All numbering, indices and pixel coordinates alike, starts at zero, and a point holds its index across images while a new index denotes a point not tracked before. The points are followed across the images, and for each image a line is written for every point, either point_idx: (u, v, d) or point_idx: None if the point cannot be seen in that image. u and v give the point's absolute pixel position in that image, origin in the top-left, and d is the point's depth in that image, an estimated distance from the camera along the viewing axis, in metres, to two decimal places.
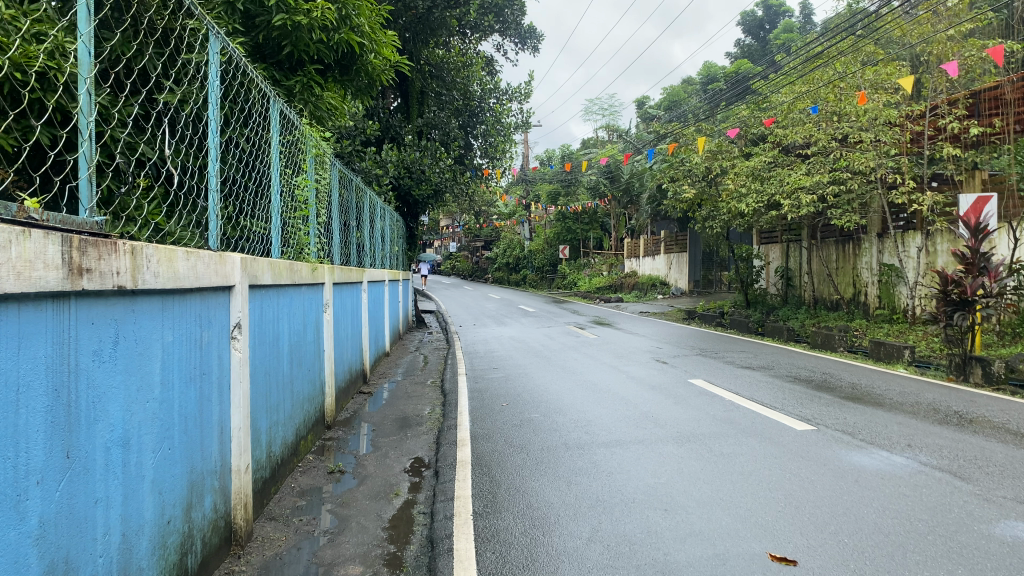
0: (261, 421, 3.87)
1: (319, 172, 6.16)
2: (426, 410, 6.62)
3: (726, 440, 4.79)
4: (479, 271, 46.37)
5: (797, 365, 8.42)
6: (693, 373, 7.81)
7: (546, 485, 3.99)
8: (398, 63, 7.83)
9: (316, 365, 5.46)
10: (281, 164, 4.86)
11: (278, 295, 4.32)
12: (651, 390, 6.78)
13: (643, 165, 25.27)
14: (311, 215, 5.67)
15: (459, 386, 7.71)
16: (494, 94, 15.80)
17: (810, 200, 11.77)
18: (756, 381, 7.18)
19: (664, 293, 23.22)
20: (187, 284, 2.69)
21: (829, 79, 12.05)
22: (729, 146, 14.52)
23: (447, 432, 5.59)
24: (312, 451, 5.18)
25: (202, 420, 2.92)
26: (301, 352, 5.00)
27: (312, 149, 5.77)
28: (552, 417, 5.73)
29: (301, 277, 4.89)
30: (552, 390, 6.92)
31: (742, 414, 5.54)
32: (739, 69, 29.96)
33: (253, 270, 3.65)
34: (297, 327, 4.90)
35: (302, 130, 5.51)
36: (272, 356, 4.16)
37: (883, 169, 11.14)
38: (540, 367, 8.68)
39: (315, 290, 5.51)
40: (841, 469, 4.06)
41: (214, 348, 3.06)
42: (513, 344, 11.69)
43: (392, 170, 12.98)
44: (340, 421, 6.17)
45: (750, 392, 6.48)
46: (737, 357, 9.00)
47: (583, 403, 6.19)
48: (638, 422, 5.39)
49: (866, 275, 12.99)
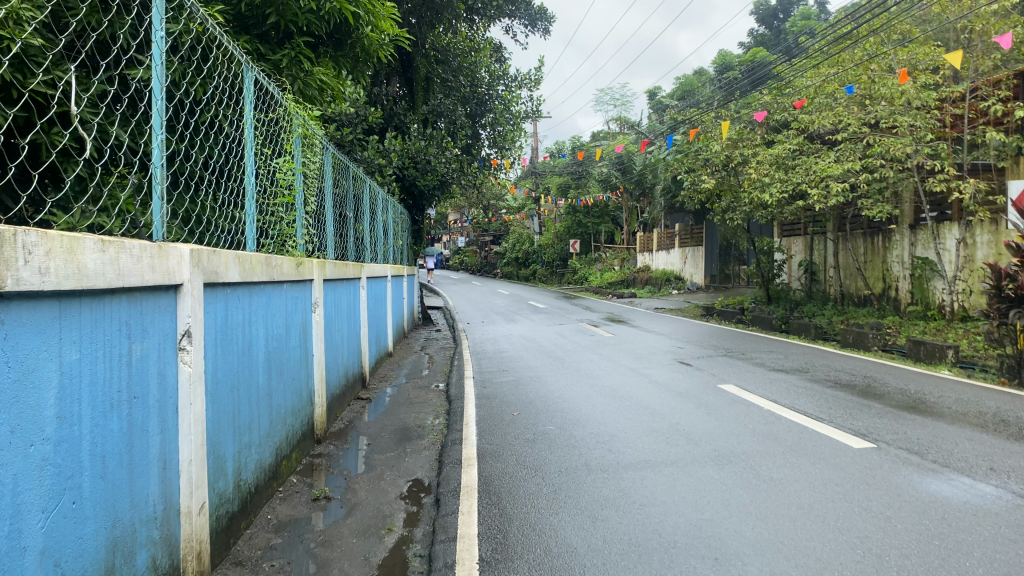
0: (225, 446, 3.23)
1: (308, 155, 5.50)
2: (429, 420, 5.96)
3: (774, 463, 4.12)
4: (488, 266, 45.69)
5: (833, 367, 7.74)
6: (722, 377, 7.14)
7: (566, 522, 3.35)
8: (399, 39, 7.18)
9: (303, 372, 4.84)
10: (257, 141, 4.22)
11: (250, 294, 3.68)
12: (678, 397, 6.11)
13: (656, 157, 24.55)
14: (297, 204, 5.03)
15: (466, 391, 7.07)
16: (503, 81, 15.11)
17: (840, 189, 11.09)
18: (793, 387, 6.51)
19: (679, 288, 22.49)
20: (103, 283, 2.08)
21: (859, 60, 11.32)
22: (750, 134, 13.82)
23: (451, 447, 4.94)
24: (297, 472, 4.54)
25: (135, 456, 2.30)
26: (282, 359, 4.35)
27: (299, 129, 5.11)
28: (570, 431, 5.07)
29: (283, 272, 4.27)
30: (567, 397, 6.26)
31: (786, 428, 4.87)
32: (754, 57, 29.06)
33: (212, 264, 3.02)
34: (278, 331, 4.27)
35: (287, 107, 4.86)
36: (242, 366, 3.54)
37: (919, 156, 10.38)
38: (554, 370, 8.02)
39: (301, 287, 4.85)
40: (921, 503, 3.39)
41: (151, 363, 2.43)
42: (524, 343, 11.04)
43: (396, 159, 12.28)
44: (332, 433, 5.52)
45: (789, 401, 5.81)
46: (767, 359, 8.31)
47: (604, 413, 5.54)
48: (668, 438, 4.72)
49: (897, 269, 12.26)
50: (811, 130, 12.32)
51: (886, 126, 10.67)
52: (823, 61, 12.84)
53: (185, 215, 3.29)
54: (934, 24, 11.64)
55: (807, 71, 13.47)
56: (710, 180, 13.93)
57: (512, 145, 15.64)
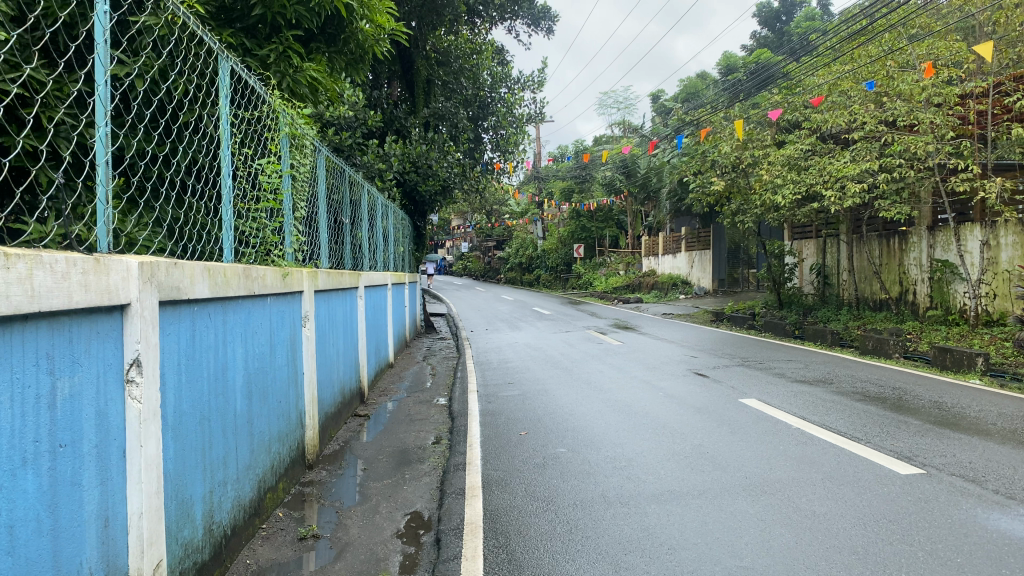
0: (192, 488, 2.81)
1: (298, 156, 5.07)
2: (431, 441, 5.53)
3: (815, 496, 3.69)
4: (490, 271, 45.45)
5: (857, 377, 7.31)
6: (743, 390, 6.71)
7: (585, 571, 2.93)
8: (396, 34, 6.76)
9: (291, 392, 4.42)
10: (235, 138, 3.80)
11: (224, 310, 3.27)
12: (697, 414, 5.68)
13: (661, 160, 24.16)
14: (284, 209, 4.61)
15: (469, 407, 6.64)
16: (505, 83, 14.68)
17: (857, 190, 10.66)
18: (819, 400, 6.08)
19: (686, 293, 22.08)
20: (9, 309, 1.69)
21: (877, 55, 10.87)
22: (761, 134, 13.42)
23: (454, 473, 4.52)
24: (284, 504, 4.11)
25: (58, 517, 1.91)
26: (266, 379, 3.93)
27: (286, 127, 4.69)
28: (584, 454, 4.64)
29: (265, 284, 3.84)
30: (578, 414, 5.84)
31: (821, 451, 4.43)
32: (760, 58, 28.61)
33: (171, 279, 2.62)
34: (261, 350, 3.86)
35: (273, 103, 4.44)
36: (216, 391, 3.14)
37: (941, 155, 9.93)
38: (562, 382, 7.59)
39: (289, 300, 4.42)
40: (993, 546, 2.97)
41: (84, 403, 2.05)
42: (530, 352, 10.63)
43: (396, 164, 11.86)
44: (324, 457, 5.08)
45: (819, 417, 5.38)
46: (787, 369, 7.88)
47: (618, 434, 5.11)
48: (693, 464, 4.29)
49: (915, 272, 11.83)
50: (825, 129, 11.91)
51: (904, 124, 10.24)
52: (836, 58, 12.41)
53: (141, 221, 2.86)
54: (952, 19, 11.21)
55: (820, 68, 13.03)
56: (720, 182, 13.51)
57: (516, 149, 15.26)
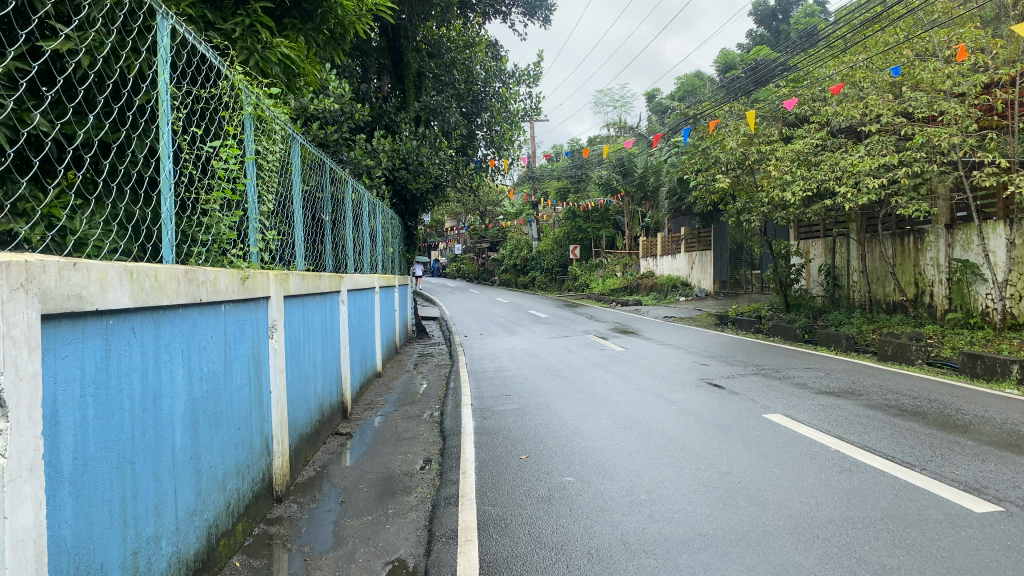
0: (103, 555, 2.17)
1: (266, 141, 4.40)
2: (419, 465, 4.89)
3: (878, 542, 3.07)
4: (485, 272, 44.75)
5: (886, 388, 6.68)
6: (765, 404, 6.07)
7: None
8: (380, 10, 6.12)
9: (253, 414, 3.78)
10: (176, 112, 3.14)
11: (157, 322, 2.63)
12: (719, 433, 5.05)
13: (659, 159, 23.58)
14: (246, 202, 3.94)
15: (463, 424, 6.00)
16: (500, 76, 14.02)
17: (873, 186, 10.09)
18: (851, 416, 5.48)
19: (686, 295, 21.52)
20: None
21: (896, 43, 10.31)
22: (767, 129, 12.85)
23: (445, 509, 3.89)
24: (243, 550, 3.47)
25: None
26: (218, 402, 3.28)
27: (250, 106, 4.02)
28: (595, 486, 4.01)
29: (216, 290, 3.19)
30: (586, 433, 5.20)
31: (872, 483, 3.81)
32: (759, 54, 28.11)
33: (69, 286, 1.99)
34: (212, 367, 3.22)
35: (232, 78, 3.77)
36: (145, 425, 2.49)
37: (965, 148, 9.38)
38: (564, 394, 6.95)
39: (250, 308, 3.76)
40: None
41: None
42: (528, 359, 10.01)
43: (385, 159, 11.22)
44: (295, 488, 4.42)
45: (859, 438, 4.76)
46: (808, 378, 7.27)
47: (632, 459, 4.48)
48: (725, 501, 3.66)
49: (932, 272, 11.27)
50: (833, 123, 11.37)
51: (924, 116, 9.64)
52: (846, 49, 11.84)
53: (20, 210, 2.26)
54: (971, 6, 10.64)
55: (830, 60, 12.45)
56: (725, 180, 12.90)
57: (511, 145, 14.61)
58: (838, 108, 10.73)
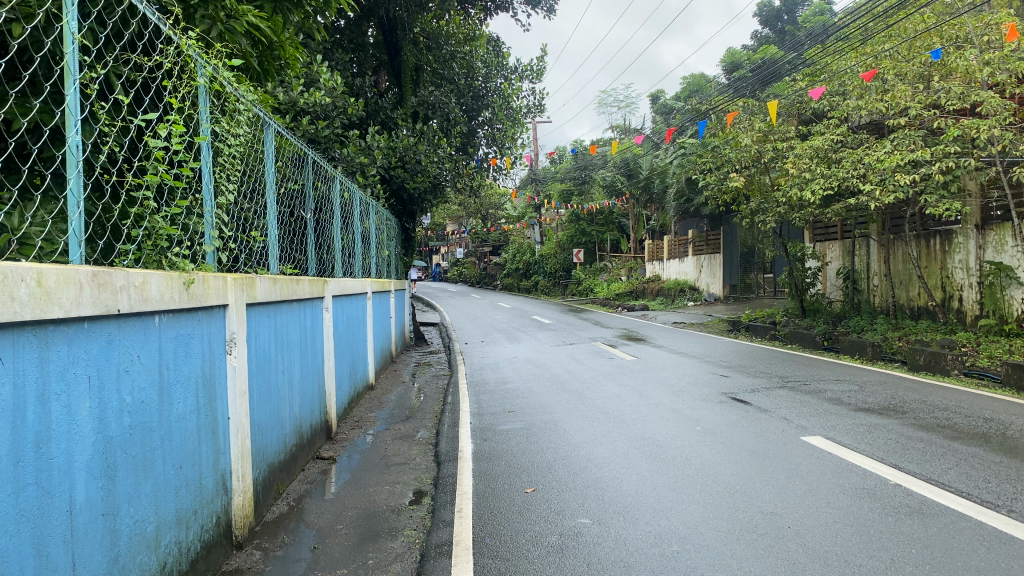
0: None
1: (227, 120, 3.72)
2: (408, 499, 4.22)
3: None
4: (487, 277, 43.97)
5: (932, 405, 6.01)
6: (800, 423, 5.41)
7: None
8: None
9: (204, 447, 3.11)
10: (88, 70, 2.44)
11: (44, 345, 1.95)
12: (754, 461, 4.37)
13: (664, 162, 22.95)
14: (195, 191, 3.27)
15: (460, 447, 5.33)
16: (502, 72, 13.37)
17: (902, 183, 9.41)
18: (903, 439, 4.81)
19: (695, 299, 20.85)
20: None
21: (923, 29, 9.76)
22: (783, 126, 12.17)
23: (437, 561, 3.22)
24: None
25: None
26: (151, 436, 2.60)
27: (205, 76, 3.33)
28: (618, 533, 3.33)
29: (144, 297, 2.52)
30: (600, 461, 4.53)
31: (955, 532, 3.14)
32: (765, 53, 27.48)
33: None
34: (143, 395, 2.56)
35: (179, 42, 3.08)
36: (18, 483, 1.85)
37: (1002, 142, 8.79)
38: (572, 411, 6.29)
39: (199, 319, 3.09)
40: None
41: None
42: (532, 369, 9.35)
43: (380, 157, 10.57)
44: (261, 530, 3.74)
45: (919, 467, 4.11)
46: (842, 392, 6.61)
47: (659, 495, 3.81)
48: (780, 555, 2.99)
49: (960, 276, 10.61)
50: (854, 118, 10.76)
51: (957, 107, 9.23)
52: (866, 39, 11.19)
53: None
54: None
55: (850, 52, 11.82)
56: (739, 179, 12.22)
57: (513, 143, 13.83)
58: (861, 101, 10.07)
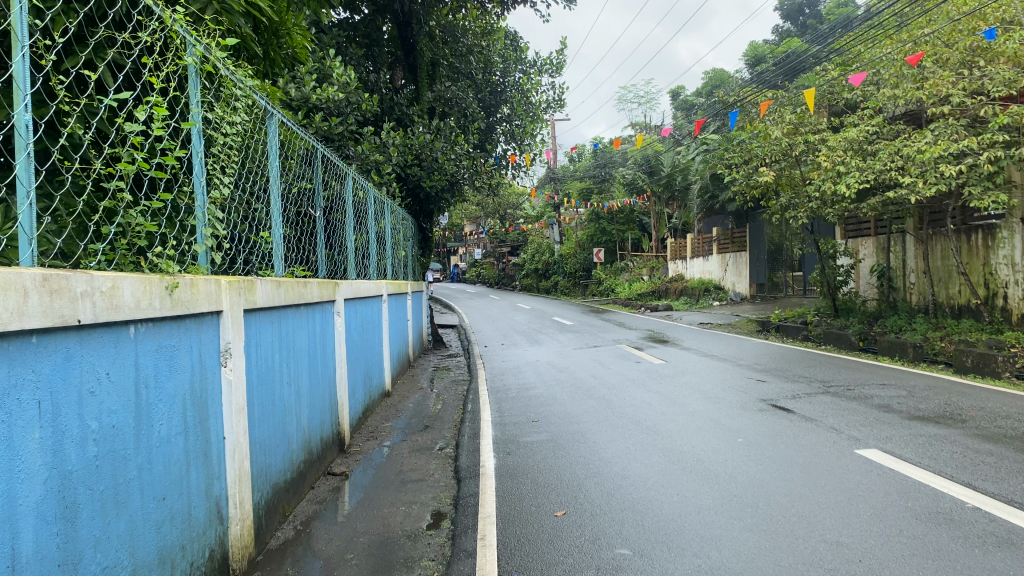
0: None
1: (221, 104, 3.35)
2: (425, 523, 3.83)
3: None
4: (505, 278, 43.51)
5: (992, 412, 5.53)
6: (851, 433, 4.97)
7: None
8: None
9: (193, 473, 2.75)
10: (42, 42, 2.08)
11: None
12: (808, 479, 3.94)
13: (687, 158, 22.43)
14: (182, 183, 2.90)
15: (482, 462, 4.94)
16: (520, 66, 12.98)
17: (945, 174, 8.92)
18: (970, 452, 4.35)
19: (720, 299, 20.34)
20: None
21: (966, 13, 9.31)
22: (814, 118, 11.67)
23: None
24: None
25: None
26: (126, 463, 2.25)
27: (194, 56, 2.98)
28: (661, 566, 2.94)
29: (115, 305, 2.17)
30: (635, 479, 4.13)
31: None
32: (788, 46, 26.85)
33: None
34: (116, 418, 2.20)
35: (161, 15, 2.72)
36: None
37: None
38: (601, 420, 5.88)
39: (185, 328, 2.72)
40: None
41: None
42: (556, 373, 8.96)
43: (396, 154, 10.21)
44: (263, 561, 3.37)
45: (996, 487, 3.65)
46: (891, 398, 6.15)
47: (705, 520, 3.40)
48: None
49: (1004, 272, 10.07)
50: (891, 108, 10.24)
51: (1002, 93, 8.78)
52: (903, 25, 10.69)
53: None
54: None
55: (885, 39, 11.32)
56: (769, 173, 11.72)
57: (532, 139, 13.43)
58: (899, 90, 9.61)
